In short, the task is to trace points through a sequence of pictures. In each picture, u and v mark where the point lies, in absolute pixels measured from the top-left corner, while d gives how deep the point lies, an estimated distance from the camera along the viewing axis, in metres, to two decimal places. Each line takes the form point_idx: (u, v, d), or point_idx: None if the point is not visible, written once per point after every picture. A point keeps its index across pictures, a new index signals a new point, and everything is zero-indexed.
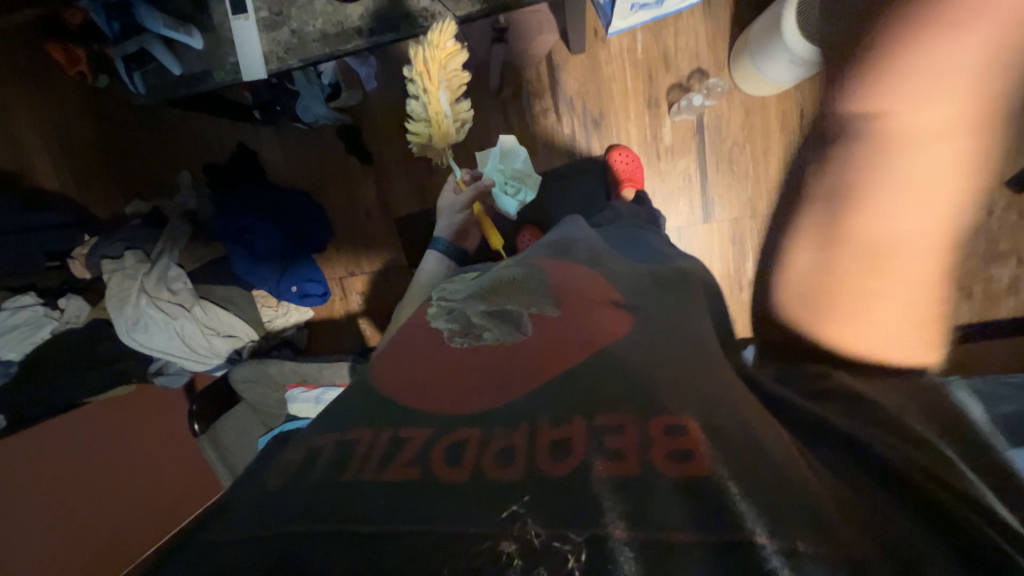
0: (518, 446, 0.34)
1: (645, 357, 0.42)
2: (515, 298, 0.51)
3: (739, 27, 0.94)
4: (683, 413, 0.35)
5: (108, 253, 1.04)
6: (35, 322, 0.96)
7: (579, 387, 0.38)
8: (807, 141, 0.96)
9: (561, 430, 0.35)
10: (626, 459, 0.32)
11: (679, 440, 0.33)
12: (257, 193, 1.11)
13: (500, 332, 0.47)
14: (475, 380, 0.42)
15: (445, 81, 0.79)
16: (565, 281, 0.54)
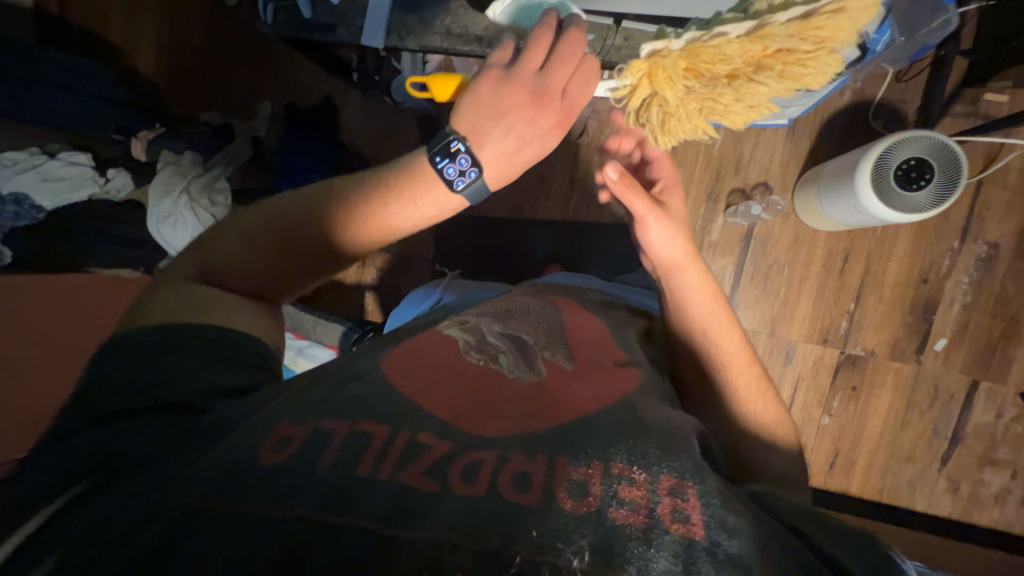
0: (536, 475, 0.38)
1: (630, 425, 0.44)
2: (531, 334, 0.57)
3: (814, 160, 0.98)
4: (685, 477, 0.38)
5: (170, 146, 1.09)
6: (79, 180, 0.98)
7: (580, 437, 0.42)
8: (843, 285, 0.99)
9: (581, 470, 0.38)
10: (640, 510, 0.35)
11: (678, 504, 0.36)
12: (326, 148, 1.18)
13: (516, 364, 0.51)
14: (497, 410, 0.44)
15: (658, 106, 0.57)
16: (581, 337, 0.60)
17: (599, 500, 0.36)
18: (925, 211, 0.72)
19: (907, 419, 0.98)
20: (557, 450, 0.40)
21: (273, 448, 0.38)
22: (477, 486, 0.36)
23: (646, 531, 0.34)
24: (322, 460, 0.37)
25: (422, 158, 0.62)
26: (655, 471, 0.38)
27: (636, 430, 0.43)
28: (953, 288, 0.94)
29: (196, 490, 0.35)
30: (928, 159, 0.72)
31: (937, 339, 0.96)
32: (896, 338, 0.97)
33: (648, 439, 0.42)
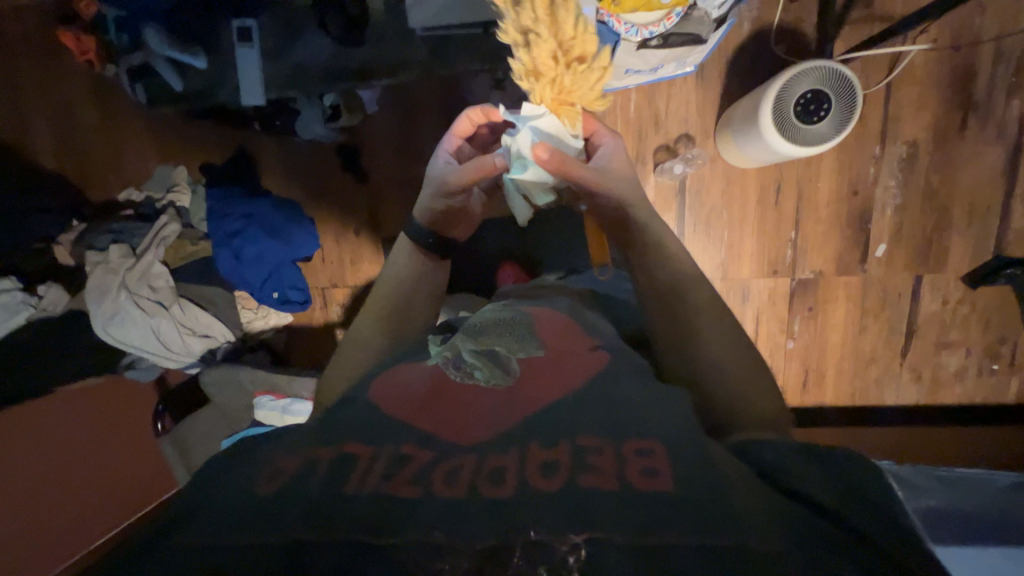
0: (510, 468, 0.41)
1: (602, 409, 0.47)
2: (504, 343, 0.58)
3: (728, 99, 0.98)
4: (651, 438, 0.43)
5: (94, 244, 1.06)
6: (11, 307, 0.93)
7: (556, 423, 0.46)
8: (781, 214, 1.01)
9: (552, 452, 0.42)
10: (609, 474, 0.40)
11: (646, 462, 0.41)
12: (252, 202, 1.17)
13: (491, 374, 0.54)
14: (477, 415, 0.48)
15: None
16: (550, 329, 0.61)
17: (571, 480, 0.40)
18: (825, 141, 0.73)
19: (864, 325, 1.03)
20: (528, 439, 0.44)
21: (268, 479, 0.42)
22: (458, 487, 0.40)
23: (632, 498, 0.37)
24: (312, 481, 0.41)
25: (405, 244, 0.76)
26: (624, 440, 0.43)
27: (599, 408, 0.47)
28: (882, 192, 0.97)
29: (205, 539, 0.36)
30: (823, 90, 0.72)
31: (877, 245, 0.99)
32: (838, 253, 1.01)
33: (617, 419, 0.46)
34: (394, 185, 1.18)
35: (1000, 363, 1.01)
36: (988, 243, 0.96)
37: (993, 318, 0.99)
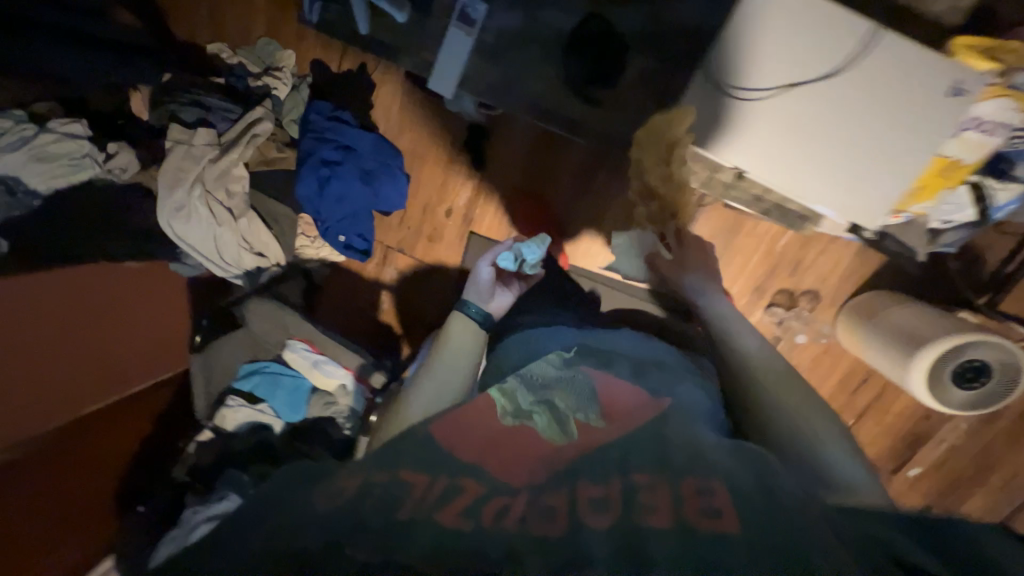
0: (560, 510, 0.42)
1: (652, 458, 0.47)
2: (564, 399, 0.57)
3: (874, 282, 0.95)
4: (709, 484, 0.43)
5: (181, 115, 0.94)
6: (77, 160, 0.82)
7: (604, 459, 0.48)
8: (851, 402, 1.02)
9: (599, 492, 0.43)
10: (657, 514, 0.40)
11: (708, 503, 0.41)
12: (357, 134, 1.06)
13: (549, 425, 0.54)
14: (530, 463, 0.49)
15: None
16: (610, 389, 0.59)
17: (620, 516, 0.40)
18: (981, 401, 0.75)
19: None
20: (574, 481, 0.45)
21: (330, 495, 0.45)
22: (508, 523, 0.40)
23: (683, 540, 0.37)
24: (372, 502, 0.43)
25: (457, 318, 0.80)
26: (679, 479, 0.44)
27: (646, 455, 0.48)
28: (946, 429, 1.00)
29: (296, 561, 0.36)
30: (992, 366, 0.73)
31: (911, 466, 1.04)
32: (876, 457, 1.04)
33: (658, 468, 0.46)
34: (507, 187, 1.09)
35: None
36: (1001, 511, 1.02)
37: None
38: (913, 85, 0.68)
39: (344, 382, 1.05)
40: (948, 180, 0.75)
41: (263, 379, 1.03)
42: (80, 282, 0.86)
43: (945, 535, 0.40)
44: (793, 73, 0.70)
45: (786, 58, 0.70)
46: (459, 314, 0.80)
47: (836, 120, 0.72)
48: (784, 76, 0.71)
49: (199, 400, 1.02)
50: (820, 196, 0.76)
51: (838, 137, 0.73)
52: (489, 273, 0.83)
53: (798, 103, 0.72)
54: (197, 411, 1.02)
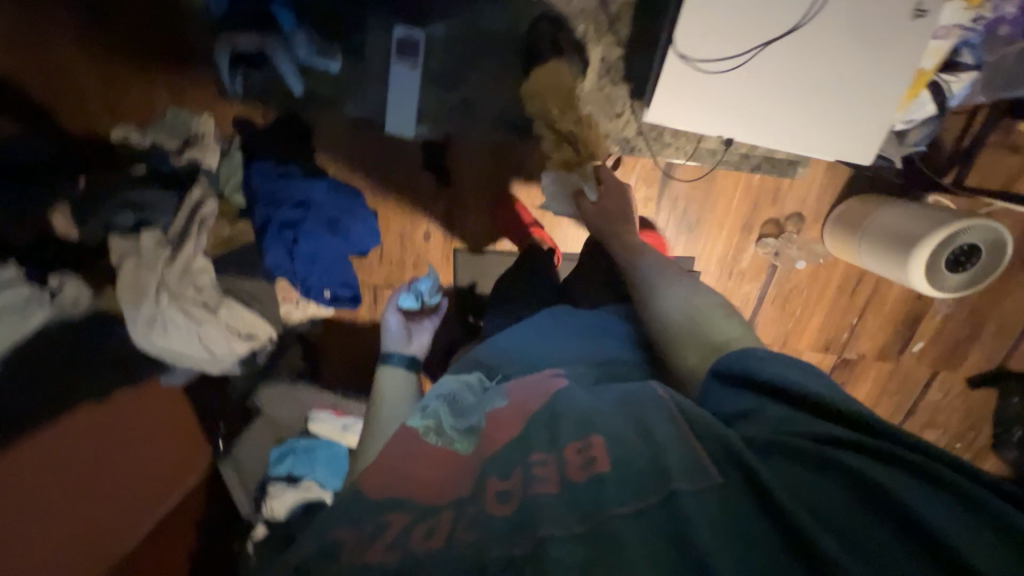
0: (491, 493, 0.46)
1: (568, 433, 0.49)
2: (478, 411, 0.57)
3: (848, 189, 0.99)
4: (587, 438, 0.48)
5: (116, 223, 0.85)
6: (21, 309, 0.72)
7: (517, 451, 0.49)
8: (852, 303, 1.09)
9: (506, 482, 0.46)
10: (551, 482, 0.45)
11: (585, 456, 0.46)
12: (310, 184, 0.98)
13: (460, 434, 0.54)
14: (450, 472, 0.50)
15: None
16: (522, 385, 0.59)
17: (522, 499, 0.44)
18: (975, 280, 0.84)
19: (880, 402, 1.19)
20: (488, 470, 0.48)
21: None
22: (435, 539, 0.42)
23: (573, 502, 0.42)
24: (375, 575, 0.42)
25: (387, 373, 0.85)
26: (587, 438, 0.48)
27: (567, 431, 0.49)
28: (938, 301, 1.09)
29: None
30: (978, 248, 0.81)
31: (916, 343, 1.12)
32: (884, 344, 1.12)
33: (564, 443, 0.48)
34: (480, 195, 1.07)
35: (963, 446, 1.24)
36: (998, 357, 1.13)
37: (975, 413, 1.20)
38: (869, 16, 0.77)
39: None
40: (920, 87, 0.84)
41: (297, 458, 0.99)
42: (45, 453, 0.78)
43: (800, 396, 0.49)
44: (763, 34, 0.77)
45: (753, 22, 0.77)
46: (386, 368, 0.85)
47: (808, 64, 0.79)
48: (756, 37, 0.77)
49: (241, 498, 0.99)
50: (822, 142, 0.84)
51: (817, 79, 0.80)
52: (396, 321, 0.94)
53: (776, 59, 0.79)
54: (241, 510, 0.99)
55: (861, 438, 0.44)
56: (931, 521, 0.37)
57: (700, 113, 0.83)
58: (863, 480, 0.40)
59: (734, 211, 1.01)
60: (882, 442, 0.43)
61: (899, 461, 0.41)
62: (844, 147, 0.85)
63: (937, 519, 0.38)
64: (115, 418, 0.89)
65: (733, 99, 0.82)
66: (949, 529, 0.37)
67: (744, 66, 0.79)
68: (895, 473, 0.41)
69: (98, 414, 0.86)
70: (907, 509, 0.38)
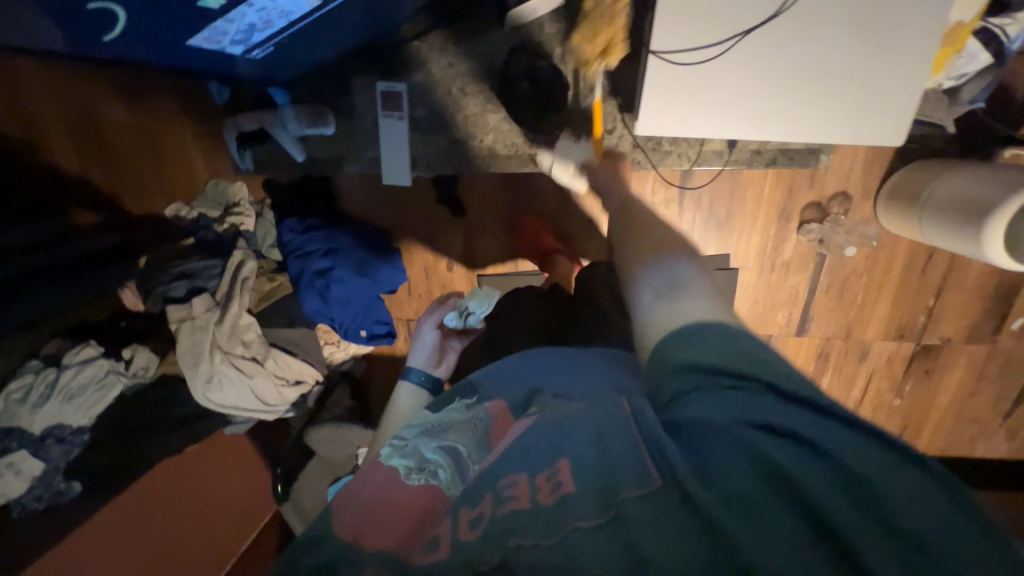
0: (468, 511, 0.42)
1: (534, 442, 0.45)
2: (464, 443, 0.50)
3: (899, 159, 0.89)
4: (553, 461, 0.42)
5: (171, 293, 0.94)
6: (103, 382, 0.82)
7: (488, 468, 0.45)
8: (925, 282, 0.96)
9: (475, 507, 0.42)
10: (520, 499, 0.41)
11: (552, 481, 0.41)
12: (336, 232, 1.04)
13: (447, 478, 0.47)
14: (423, 516, 0.43)
15: None
16: (506, 418, 0.51)
17: (490, 525, 0.40)
18: None
19: (976, 389, 1.04)
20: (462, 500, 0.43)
21: None
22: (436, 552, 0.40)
23: (535, 519, 0.39)
24: None
25: (405, 390, 0.82)
26: (552, 455, 0.43)
27: (535, 446, 0.44)
28: None
29: None
30: None
31: (1015, 319, 0.96)
32: (973, 324, 0.98)
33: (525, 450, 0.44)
34: (496, 222, 1.08)
35: None
36: None
37: None
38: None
39: None
40: (953, 47, 0.75)
41: None
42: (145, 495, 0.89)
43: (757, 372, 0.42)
44: (753, 17, 0.72)
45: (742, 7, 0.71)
46: (405, 384, 0.83)
47: (814, 44, 0.73)
48: (745, 22, 0.72)
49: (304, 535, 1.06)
50: (844, 125, 0.78)
51: (826, 61, 0.74)
52: (433, 335, 0.92)
53: (771, 42, 0.73)
54: None
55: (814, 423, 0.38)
56: (839, 515, 0.33)
57: (702, 113, 0.78)
58: (794, 475, 0.36)
59: (768, 199, 0.93)
60: (808, 422, 0.38)
61: (848, 458, 0.36)
62: (870, 125, 0.78)
63: (852, 511, 0.34)
64: (202, 466, 1.01)
65: (729, 90, 0.76)
66: (863, 523, 0.33)
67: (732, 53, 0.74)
68: (821, 461, 0.36)
69: (186, 463, 0.97)
70: (816, 499, 0.34)
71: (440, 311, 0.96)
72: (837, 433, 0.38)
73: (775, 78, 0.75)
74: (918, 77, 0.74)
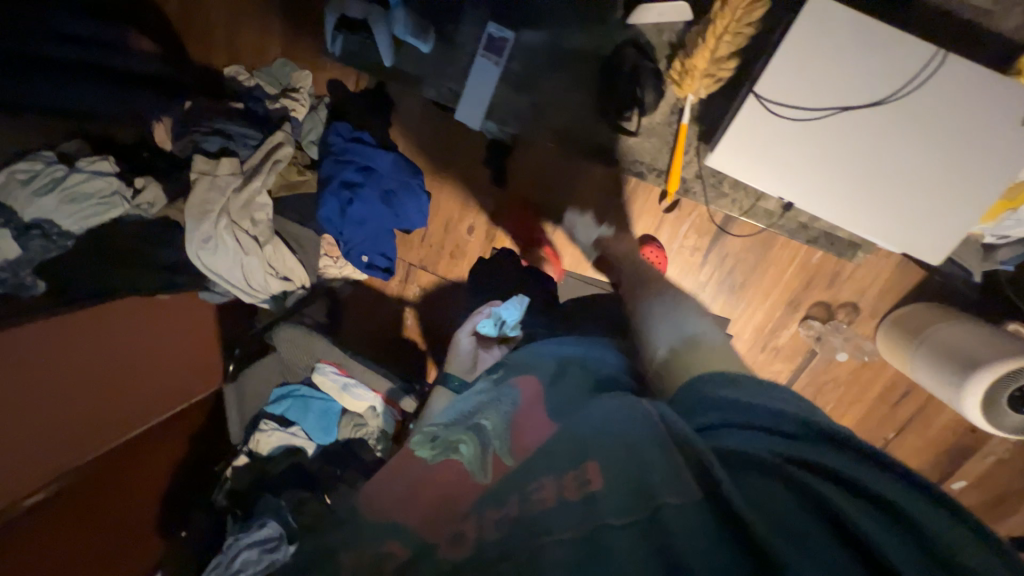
0: (508, 506, 0.45)
1: (572, 450, 0.49)
2: (486, 421, 0.59)
3: (914, 295, 0.92)
4: (584, 464, 0.46)
5: (204, 145, 0.94)
6: (106, 199, 0.81)
7: (523, 472, 0.50)
8: (893, 415, 0.99)
9: (501, 503, 0.46)
10: (548, 496, 0.44)
11: (580, 478, 0.45)
12: (376, 153, 1.04)
13: (470, 457, 0.54)
14: (457, 499, 0.50)
15: None
16: (526, 412, 0.61)
17: (520, 518, 0.43)
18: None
19: None
20: (490, 499, 0.48)
21: None
22: (461, 547, 0.43)
23: (569, 513, 0.41)
24: None
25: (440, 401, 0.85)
26: (584, 458, 0.47)
27: (567, 454, 0.49)
28: (993, 441, 0.97)
29: None
30: None
31: (958, 479, 1.00)
32: (919, 469, 1.02)
33: (566, 454, 0.49)
34: (533, 205, 1.07)
35: None
36: None
37: None
38: (969, 109, 0.73)
39: (374, 404, 1.07)
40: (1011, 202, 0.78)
41: (293, 402, 1.05)
42: (92, 322, 0.86)
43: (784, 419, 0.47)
44: (848, 99, 0.76)
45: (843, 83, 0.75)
46: (441, 391, 0.87)
47: (895, 146, 0.76)
48: (840, 99, 0.75)
49: (235, 427, 1.05)
50: (880, 230, 0.82)
51: (895, 165, 0.78)
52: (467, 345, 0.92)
53: (854, 128, 0.77)
54: (232, 438, 1.05)
55: (835, 460, 0.42)
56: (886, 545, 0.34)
57: (766, 167, 0.82)
58: (832, 508, 0.37)
59: (785, 283, 0.96)
60: (839, 460, 0.42)
61: (885, 495, 0.38)
62: (908, 239, 0.82)
63: (900, 549, 0.34)
64: (154, 314, 0.98)
65: (799, 157, 0.80)
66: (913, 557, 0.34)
67: (813, 124, 0.78)
68: (859, 502, 0.38)
69: (138, 306, 0.94)
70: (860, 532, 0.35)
71: (472, 320, 0.95)
72: (863, 472, 0.41)
73: (846, 162, 0.79)
74: (969, 216, 0.78)
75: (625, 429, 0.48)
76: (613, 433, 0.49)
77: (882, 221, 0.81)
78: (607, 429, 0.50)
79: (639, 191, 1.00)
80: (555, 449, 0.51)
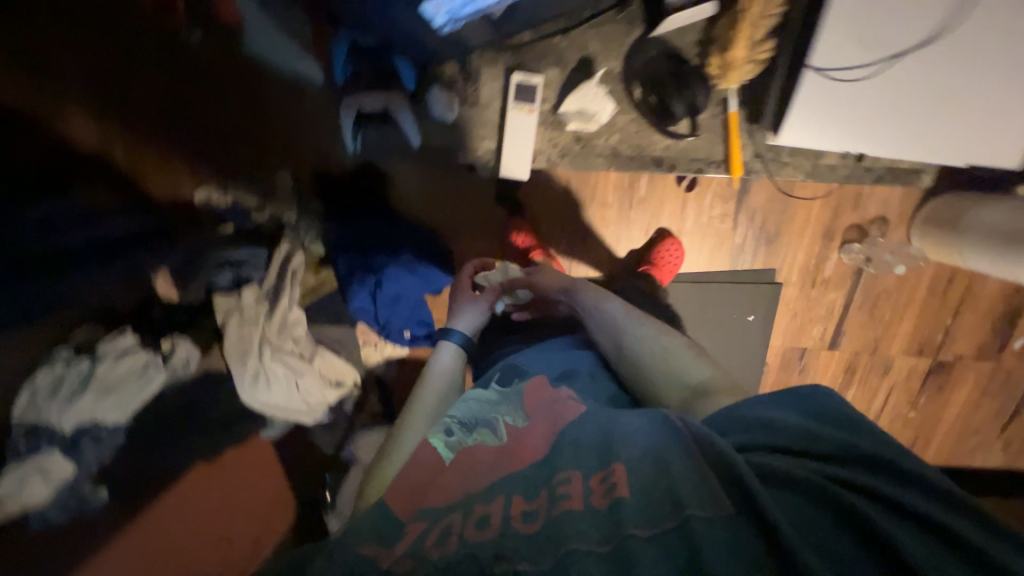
0: (540, 509, 0.46)
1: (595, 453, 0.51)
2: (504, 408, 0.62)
3: (932, 190, 0.98)
4: (609, 466, 0.49)
5: (217, 283, 0.86)
6: (141, 377, 0.75)
7: (546, 470, 0.51)
8: (946, 303, 1.05)
9: (531, 502, 0.47)
10: (575, 498, 0.46)
11: (607, 484, 0.47)
12: (388, 226, 1.02)
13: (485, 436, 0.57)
14: (467, 483, 0.52)
15: None
16: (534, 397, 0.64)
17: (546, 520, 0.45)
18: None
19: (980, 403, 1.13)
20: (511, 491, 0.50)
21: None
22: (491, 529, 0.45)
23: (599, 521, 0.43)
24: None
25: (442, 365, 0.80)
26: (610, 463, 0.49)
27: (587, 453, 0.52)
28: None
29: None
30: None
31: (1017, 338, 1.07)
32: (981, 342, 1.08)
33: (592, 456, 0.51)
34: (561, 225, 1.06)
35: None
36: None
37: None
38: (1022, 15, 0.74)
39: None
40: None
41: None
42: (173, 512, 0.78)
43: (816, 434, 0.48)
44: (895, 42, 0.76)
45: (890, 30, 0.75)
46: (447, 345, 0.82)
47: (949, 73, 0.77)
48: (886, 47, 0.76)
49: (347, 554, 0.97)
50: (941, 152, 0.84)
51: (948, 88, 0.79)
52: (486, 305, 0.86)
53: (924, 67, 0.77)
54: None
55: (854, 460, 0.46)
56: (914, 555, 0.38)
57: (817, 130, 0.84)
58: (867, 523, 0.41)
59: (815, 219, 1.00)
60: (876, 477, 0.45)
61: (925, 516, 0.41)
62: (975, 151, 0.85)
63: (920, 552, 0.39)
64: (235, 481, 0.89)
65: (864, 107, 0.81)
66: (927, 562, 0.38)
67: (863, 79, 0.79)
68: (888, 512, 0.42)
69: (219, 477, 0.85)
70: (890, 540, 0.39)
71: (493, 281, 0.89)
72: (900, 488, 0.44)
73: (899, 100, 0.80)
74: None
75: (651, 437, 0.50)
76: (645, 440, 0.50)
77: (921, 139, 0.83)
78: (640, 437, 0.51)
79: (656, 180, 1.01)
80: (582, 451, 0.52)
